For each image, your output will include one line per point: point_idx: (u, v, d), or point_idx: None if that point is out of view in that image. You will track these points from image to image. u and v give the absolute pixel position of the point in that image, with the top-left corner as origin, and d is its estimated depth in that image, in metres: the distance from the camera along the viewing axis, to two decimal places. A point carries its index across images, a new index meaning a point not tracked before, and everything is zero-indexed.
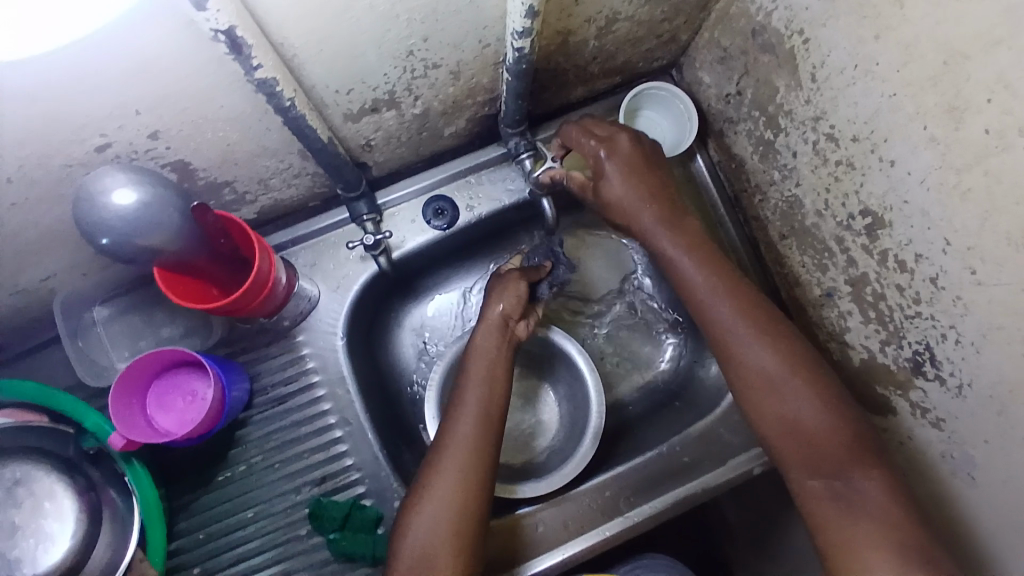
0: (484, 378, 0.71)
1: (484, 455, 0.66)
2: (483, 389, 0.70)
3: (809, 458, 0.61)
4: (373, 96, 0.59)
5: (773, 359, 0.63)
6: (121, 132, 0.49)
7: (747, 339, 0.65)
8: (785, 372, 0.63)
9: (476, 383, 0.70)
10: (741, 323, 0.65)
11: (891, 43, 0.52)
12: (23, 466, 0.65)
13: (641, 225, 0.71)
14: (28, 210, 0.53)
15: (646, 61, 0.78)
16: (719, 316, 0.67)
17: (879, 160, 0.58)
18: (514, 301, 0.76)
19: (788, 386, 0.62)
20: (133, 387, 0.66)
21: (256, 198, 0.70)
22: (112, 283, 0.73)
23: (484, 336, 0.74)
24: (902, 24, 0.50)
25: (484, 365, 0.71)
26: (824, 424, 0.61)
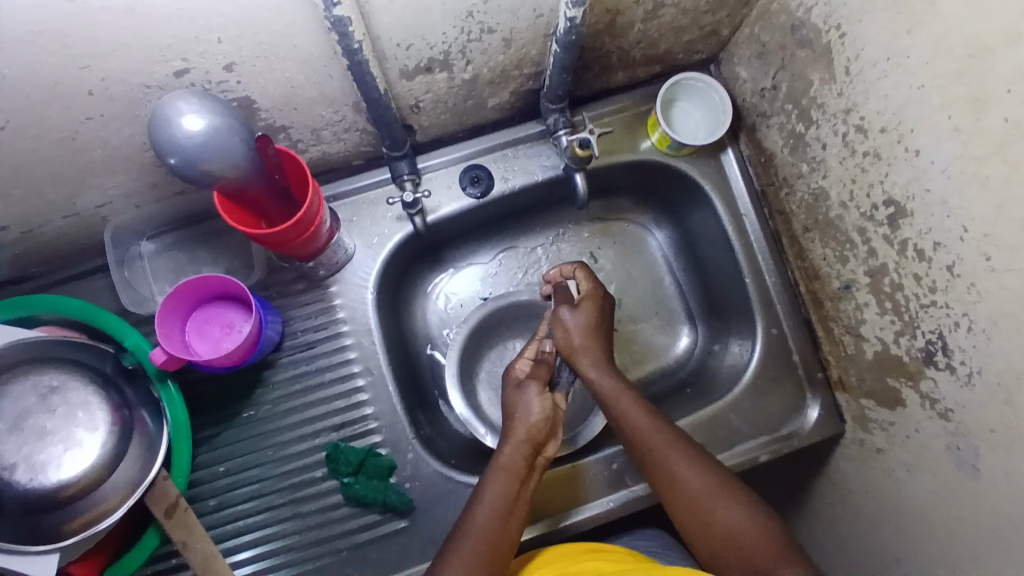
0: (504, 495, 0.66)
1: (490, 566, 0.63)
2: (503, 503, 0.66)
3: (725, 530, 0.62)
4: (429, 55, 0.63)
5: (662, 437, 0.69)
6: (201, 60, 0.53)
7: (633, 415, 0.72)
8: (670, 446, 0.68)
9: (497, 499, 0.66)
10: (626, 399, 0.73)
11: (923, 37, 0.55)
12: (60, 375, 0.66)
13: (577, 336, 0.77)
14: (103, 128, 0.57)
15: (686, 53, 0.81)
16: (618, 397, 0.73)
17: (905, 150, 0.61)
18: (542, 421, 0.72)
19: (675, 455, 0.68)
20: (177, 309, 0.70)
21: (307, 148, 0.74)
22: (162, 219, 0.77)
23: (509, 452, 0.70)
24: (936, 18, 0.53)
25: (507, 482, 0.67)
26: (710, 490, 0.65)
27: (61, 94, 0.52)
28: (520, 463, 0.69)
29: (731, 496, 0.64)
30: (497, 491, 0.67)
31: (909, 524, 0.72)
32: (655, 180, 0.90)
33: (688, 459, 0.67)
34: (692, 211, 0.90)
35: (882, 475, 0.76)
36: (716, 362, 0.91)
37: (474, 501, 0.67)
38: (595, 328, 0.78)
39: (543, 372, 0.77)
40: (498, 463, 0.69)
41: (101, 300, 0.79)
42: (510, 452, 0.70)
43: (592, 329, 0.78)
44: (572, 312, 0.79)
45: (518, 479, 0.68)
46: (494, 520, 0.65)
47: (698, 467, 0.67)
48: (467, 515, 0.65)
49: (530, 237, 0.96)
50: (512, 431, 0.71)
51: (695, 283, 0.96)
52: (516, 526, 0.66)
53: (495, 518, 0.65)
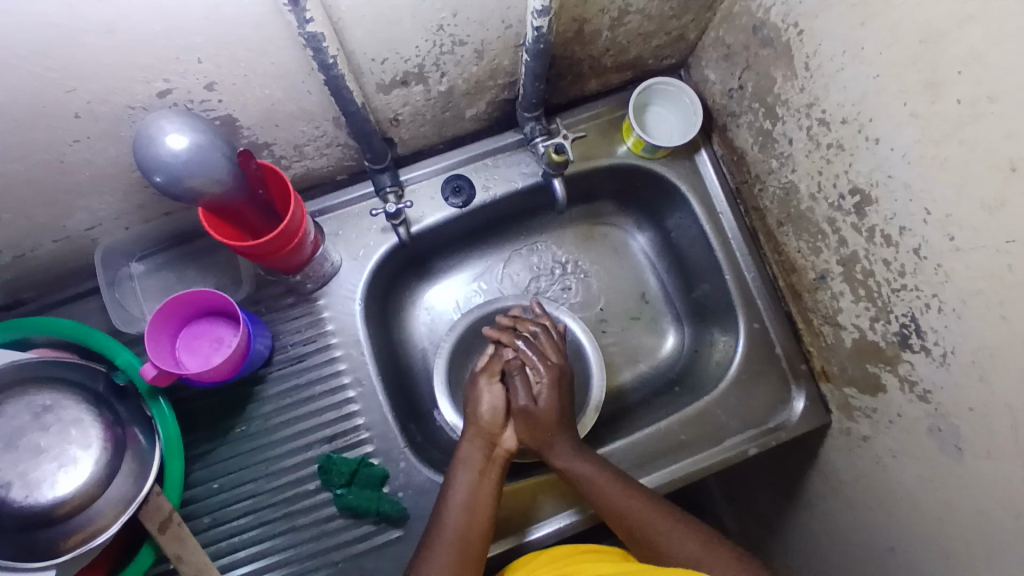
0: (471, 486, 0.70)
1: (465, 561, 0.64)
2: (472, 493, 0.69)
3: None
4: (404, 68, 0.65)
5: (648, 511, 0.69)
6: (183, 79, 0.55)
7: (609, 497, 0.70)
8: (661, 522, 0.68)
9: (465, 492, 0.69)
10: (609, 481, 0.71)
11: (876, 28, 0.58)
12: (53, 394, 0.67)
13: (539, 430, 0.76)
14: (89, 149, 0.59)
15: (655, 58, 0.84)
16: (590, 479, 0.71)
17: (866, 139, 0.63)
18: (497, 418, 0.78)
19: (667, 528, 0.67)
20: (166, 327, 0.72)
21: (290, 164, 0.76)
22: (150, 239, 0.79)
23: (472, 449, 0.74)
24: (887, 11, 0.56)
25: (472, 472, 0.71)
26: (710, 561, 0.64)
27: (46, 116, 0.53)
28: (474, 455, 0.73)
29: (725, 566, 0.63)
30: (464, 484, 0.70)
31: (899, 509, 0.73)
32: (633, 183, 0.92)
33: (681, 531, 0.67)
34: (671, 212, 0.93)
35: (870, 462, 0.77)
36: (702, 359, 0.92)
37: (443, 499, 0.69)
38: (557, 414, 0.77)
39: (496, 367, 0.82)
40: (462, 456, 0.73)
41: (92, 322, 0.80)
42: (466, 446, 0.75)
43: (553, 412, 0.77)
44: (533, 403, 0.78)
45: (481, 472, 0.72)
46: (465, 514, 0.67)
47: (690, 538, 0.67)
48: (440, 510, 0.68)
49: (514, 245, 0.98)
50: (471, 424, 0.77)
51: (678, 283, 0.97)
52: (486, 511, 0.68)
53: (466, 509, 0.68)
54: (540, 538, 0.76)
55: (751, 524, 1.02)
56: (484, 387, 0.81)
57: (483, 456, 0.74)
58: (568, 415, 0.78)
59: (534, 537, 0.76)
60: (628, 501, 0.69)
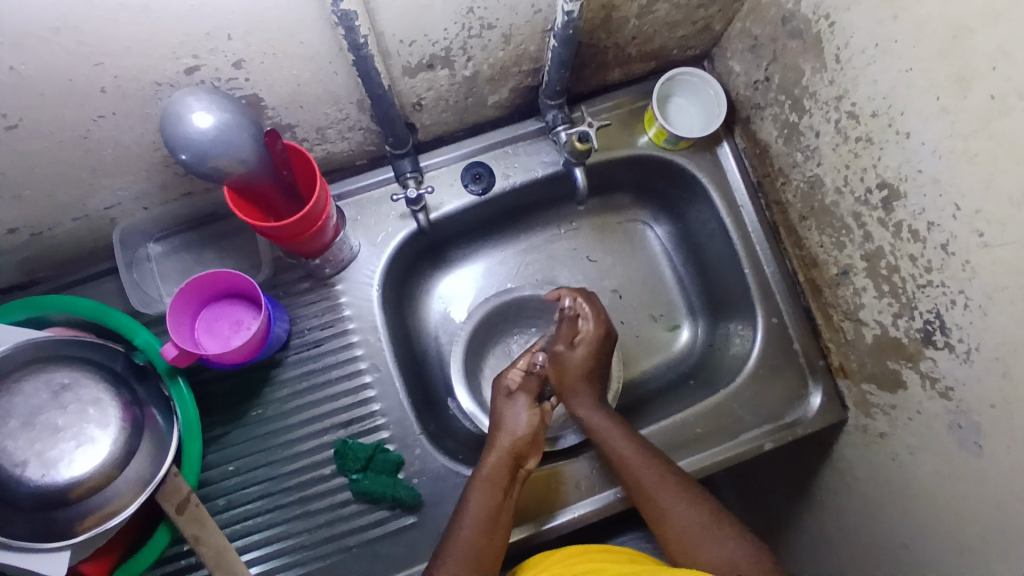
0: (486, 505, 0.68)
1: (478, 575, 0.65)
2: (488, 513, 0.68)
3: (712, 562, 0.65)
4: (431, 51, 0.65)
5: (648, 472, 0.70)
6: (212, 57, 0.55)
7: (622, 453, 0.72)
8: (662, 486, 0.69)
9: (478, 510, 0.68)
10: (621, 440, 0.73)
11: (908, 21, 0.57)
12: (72, 372, 0.67)
13: (568, 376, 0.78)
14: (115, 127, 0.59)
15: (680, 49, 0.84)
16: (606, 433, 0.74)
17: (895, 133, 0.63)
18: (523, 434, 0.74)
19: (667, 492, 0.69)
20: (186, 307, 0.71)
21: (312, 147, 0.75)
22: (170, 221, 0.78)
23: (493, 462, 0.71)
24: (919, 3, 0.56)
25: (489, 488, 0.69)
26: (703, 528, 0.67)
27: (74, 91, 0.53)
28: (499, 479, 0.70)
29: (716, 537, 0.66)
30: (478, 504, 0.68)
31: (915, 507, 0.73)
32: (653, 175, 0.92)
33: (680, 495, 0.69)
34: (690, 205, 0.92)
35: (887, 459, 0.76)
36: (717, 353, 0.92)
37: (458, 513, 0.68)
38: (590, 368, 0.79)
39: (533, 386, 0.78)
40: (480, 470, 0.71)
41: (110, 302, 0.79)
42: (491, 465, 0.71)
43: (588, 368, 0.79)
44: (570, 348, 0.79)
45: (498, 488, 0.70)
46: (479, 534, 0.66)
47: (688, 502, 0.68)
48: (454, 530, 0.67)
49: (530, 235, 0.97)
50: (494, 443, 0.73)
51: (694, 276, 0.97)
52: (500, 533, 0.68)
53: (479, 529, 0.67)
54: (559, 525, 0.76)
55: (760, 520, 1.02)
56: (510, 403, 0.77)
57: (501, 471, 0.71)
58: (601, 374, 0.80)
59: (553, 525, 0.76)
60: (635, 464, 0.71)
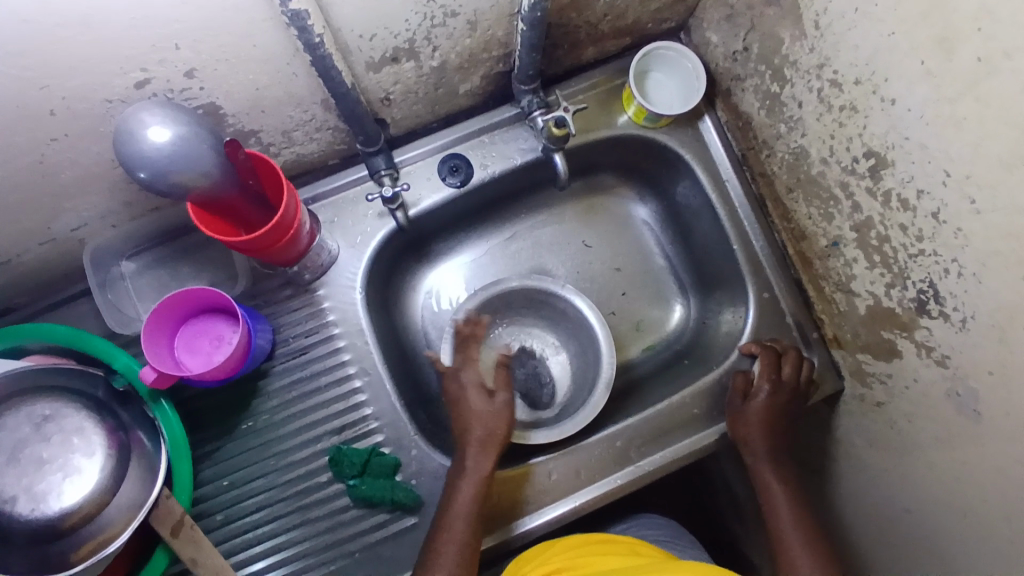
0: (474, 498, 0.71)
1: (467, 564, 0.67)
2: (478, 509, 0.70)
3: None
4: (394, 44, 0.62)
5: (775, 476, 0.77)
6: (161, 68, 0.52)
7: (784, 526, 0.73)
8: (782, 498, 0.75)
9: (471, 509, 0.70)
10: (787, 514, 0.73)
11: None
12: (53, 403, 0.65)
13: (750, 436, 0.78)
14: (70, 149, 0.56)
15: (654, 22, 0.81)
16: (775, 505, 0.75)
17: (880, 100, 0.61)
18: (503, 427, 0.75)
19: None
20: (163, 326, 0.70)
21: (280, 151, 0.72)
22: (140, 237, 0.76)
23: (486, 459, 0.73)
24: None
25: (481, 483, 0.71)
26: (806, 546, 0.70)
27: (21, 117, 0.50)
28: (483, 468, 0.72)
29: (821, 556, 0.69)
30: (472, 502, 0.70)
31: (914, 474, 0.73)
32: (635, 155, 0.90)
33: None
34: (675, 183, 0.90)
35: (885, 427, 0.76)
36: (709, 331, 0.91)
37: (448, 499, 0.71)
38: (772, 419, 0.78)
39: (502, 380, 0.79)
40: (474, 464, 0.72)
41: (87, 325, 0.77)
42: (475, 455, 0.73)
43: (769, 422, 0.77)
44: (744, 400, 0.79)
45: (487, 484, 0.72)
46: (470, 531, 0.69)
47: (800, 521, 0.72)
48: (447, 526, 0.69)
49: (514, 223, 0.95)
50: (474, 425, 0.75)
51: (683, 255, 0.95)
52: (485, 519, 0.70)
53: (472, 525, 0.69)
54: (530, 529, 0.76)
55: None
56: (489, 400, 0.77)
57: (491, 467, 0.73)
58: (779, 433, 0.78)
59: (525, 529, 0.76)
60: (767, 468, 0.77)
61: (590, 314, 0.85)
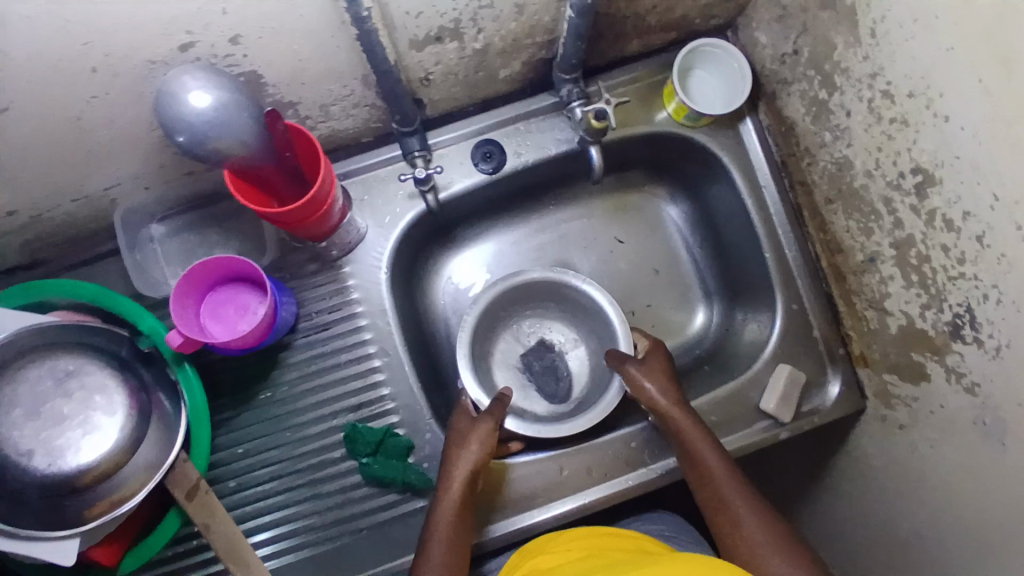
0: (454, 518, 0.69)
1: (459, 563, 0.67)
2: (455, 538, 0.68)
3: None
4: (439, 23, 0.61)
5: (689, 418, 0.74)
6: (206, 33, 0.52)
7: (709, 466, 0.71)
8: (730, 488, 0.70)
9: (447, 539, 0.68)
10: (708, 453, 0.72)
11: None
12: (77, 359, 0.66)
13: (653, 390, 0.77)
14: (108, 107, 0.56)
15: (702, 18, 0.79)
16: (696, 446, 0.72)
17: (933, 116, 0.59)
18: (478, 455, 0.72)
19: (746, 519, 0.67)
20: (192, 291, 0.70)
21: (316, 125, 0.72)
22: (172, 201, 0.76)
23: (456, 488, 0.71)
24: None
25: (454, 512, 0.69)
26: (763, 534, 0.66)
27: (63, 71, 0.50)
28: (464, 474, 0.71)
29: (777, 531, 0.66)
30: (444, 535, 0.68)
31: (931, 500, 0.71)
32: (670, 153, 0.88)
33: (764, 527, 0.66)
34: (709, 185, 0.88)
35: (905, 450, 0.75)
36: (733, 338, 0.90)
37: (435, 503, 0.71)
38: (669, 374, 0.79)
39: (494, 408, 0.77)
40: (445, 493, 0.71)
41: (113, 284, 0.78)
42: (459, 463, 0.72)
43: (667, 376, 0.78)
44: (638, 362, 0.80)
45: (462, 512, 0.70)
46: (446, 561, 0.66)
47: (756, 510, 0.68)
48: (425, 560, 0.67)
49: (542, 215, 0.94)
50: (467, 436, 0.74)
51: (711, 259, 0.94)
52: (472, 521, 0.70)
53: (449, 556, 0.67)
54: (524, 527, 0.76)
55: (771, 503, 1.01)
56: (472, 428, 0.75)
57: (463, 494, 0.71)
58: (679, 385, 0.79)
59: (521, 526, 0.76)
60: (705, 454, 0.72)
61: (608, 308, 0.83)
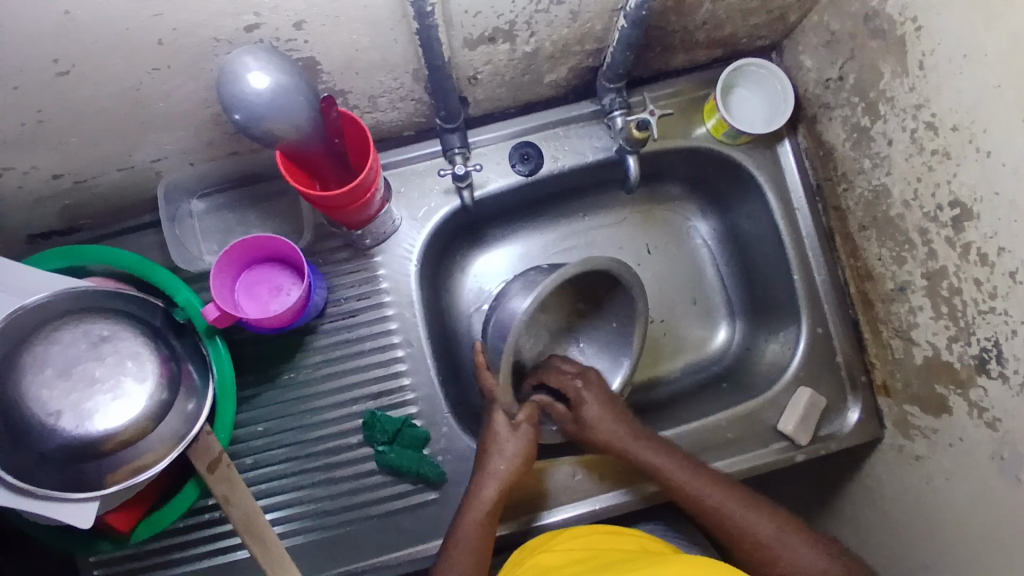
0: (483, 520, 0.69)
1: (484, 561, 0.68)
2: (479, 541, 0.68)
3: None
4: (495, 24, 0.62)
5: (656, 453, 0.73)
6: (273, 15, 0.53)
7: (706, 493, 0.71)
8: (728, 502, 0.70)
9: (475, 543, 0.68)
10: (698, 482, 0.71)
11: (1004, 33, 0.55)
12: (111, 325, 0.67)
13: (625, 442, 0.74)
14: (169, 79, 0.58)
15: (750, 38, 0.79)
16: (675, 475, 0.72)
17: (976, 151, 0.60)
18: (519, 463, 0.72)
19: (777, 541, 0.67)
20: (230, 268, 0.72)
21: (362, 115, 0.73)
22: (214, 178, 0.78)
23: (491, 492, 0.70)
24: (1018, 17, 0.53)
25: (485, 518, 0.69)
26: (786, 536, 0.68)
27: (132, 41, 0.52)
28: (504, 471, 0.71)
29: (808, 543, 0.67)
30: (473, 540, 0.68)
31: (942, 533, 0.71)
32: (704, 168, 0.89)
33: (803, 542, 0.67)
34: (741, 203, 0.89)
35: (919, 482, 0.74)
36: (753, 358, 0.90)
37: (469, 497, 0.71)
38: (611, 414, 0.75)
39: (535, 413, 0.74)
40: (478, 496, 0.70)
41: (150, 255, 0.80)
42: (498, 459, 0.72)
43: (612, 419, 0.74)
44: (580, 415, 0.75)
45: (494, 518, 0.70)
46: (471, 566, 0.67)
47: (766, 512, 0.69)
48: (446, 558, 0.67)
49: (571, 221, 0.95)
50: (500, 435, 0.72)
51: (736, 277, 0.94)
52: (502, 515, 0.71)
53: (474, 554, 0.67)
54: (548, 524, 0.76)
55: None
56: (514, 435, 0.73)
57: (496, 500, 0.70)
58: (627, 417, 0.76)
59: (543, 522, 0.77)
60: (663, 462, 0.73)
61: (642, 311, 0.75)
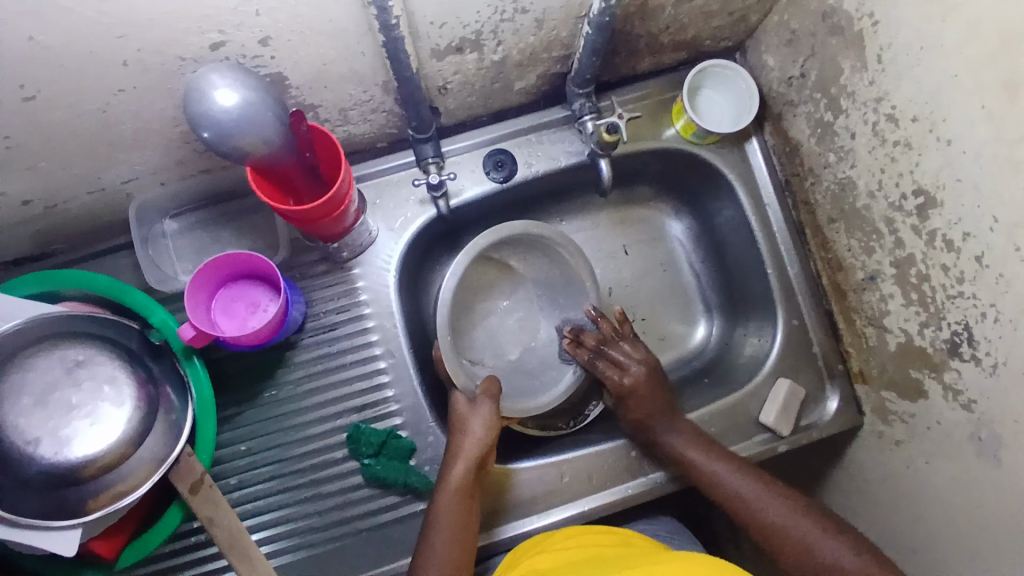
0: (456, 503, 0.69)
1: (465, 545, 0.68)
2: (459, 523, 0.68)
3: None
4: (461, 34, 0.63)
5: (686, 437, 0.76)
6: (238, 32, 0.53)
7: (728, 479, 0.73)
8: (754, 490, 0.71)
9: (452, 524, 0.68)
10: (712, 456, 0.75)
11: (957, 24, 0.56)
12: (86, 349, 0.66)
13: (654, 421, 0.78)
14: (135, 101, 0.57)
15: (713, 40, 0.81)
16: (696, 457, 0.75)
17: (937, 140, 0.62)
18: (482, 439, 0.72)
19: (801, 532, 0.67)
20: (203, 287, 0.71)
21: (334, 128, 0.73)
22: (186, 198, 0.77)
23: (459, 471, 0.71)
24: (970, 8, 0.55)
25: (458, 497, 0.69)
26: (799, 519, 0.68)
27: (97, 63, 0.52)
28: (471, 450, 0.71)
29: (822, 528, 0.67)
30: (449, 526, 0.68)
31: (927, 515, 0.72)
32: (676, 168, 0.90)
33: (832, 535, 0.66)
34: (713, 200, 0.90)
35: (901, 466, 0.76)
36: (732, 353, 0.91)
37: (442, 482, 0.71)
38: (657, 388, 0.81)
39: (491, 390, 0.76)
40: (447, 478, 0.70)
41: (124, 277, 0.79)
42: (463, 440, 0.72)
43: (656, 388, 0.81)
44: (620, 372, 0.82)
45: (467, 496, 0.70)
46: (451, 544, 0.67)
47: (780, 496, 0.70)
48: (428, 546, 0.67)
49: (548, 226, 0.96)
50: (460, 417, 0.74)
51: (713, 273, 0.96)
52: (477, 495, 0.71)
53: (453, 541, 0.67)
54: (524, 532, 0.76)
55: None
56: (473, 414, 0.74)
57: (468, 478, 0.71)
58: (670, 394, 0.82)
59: (523, 531, 0.76)
60: (678, 437, 0.76)
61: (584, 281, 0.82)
